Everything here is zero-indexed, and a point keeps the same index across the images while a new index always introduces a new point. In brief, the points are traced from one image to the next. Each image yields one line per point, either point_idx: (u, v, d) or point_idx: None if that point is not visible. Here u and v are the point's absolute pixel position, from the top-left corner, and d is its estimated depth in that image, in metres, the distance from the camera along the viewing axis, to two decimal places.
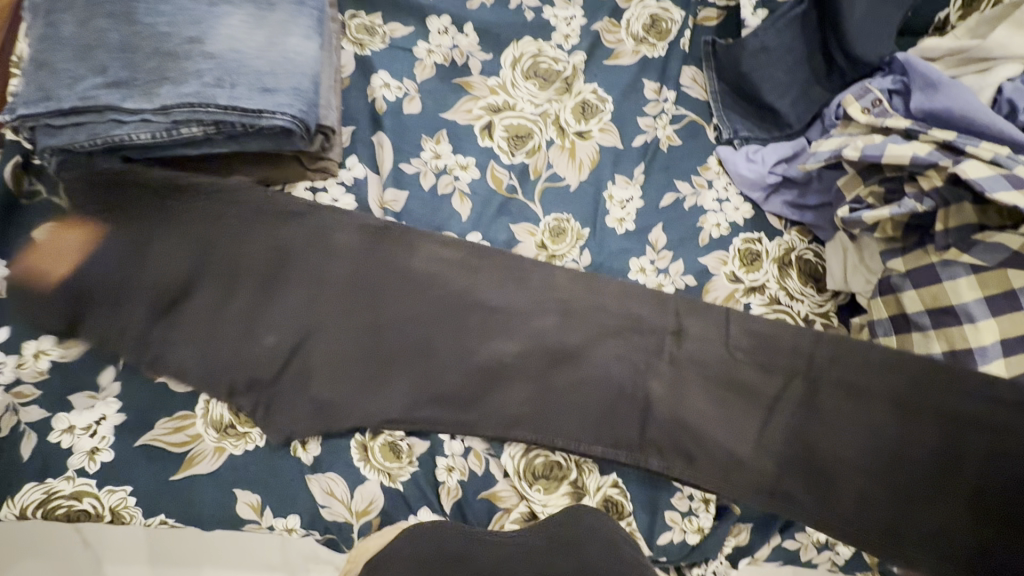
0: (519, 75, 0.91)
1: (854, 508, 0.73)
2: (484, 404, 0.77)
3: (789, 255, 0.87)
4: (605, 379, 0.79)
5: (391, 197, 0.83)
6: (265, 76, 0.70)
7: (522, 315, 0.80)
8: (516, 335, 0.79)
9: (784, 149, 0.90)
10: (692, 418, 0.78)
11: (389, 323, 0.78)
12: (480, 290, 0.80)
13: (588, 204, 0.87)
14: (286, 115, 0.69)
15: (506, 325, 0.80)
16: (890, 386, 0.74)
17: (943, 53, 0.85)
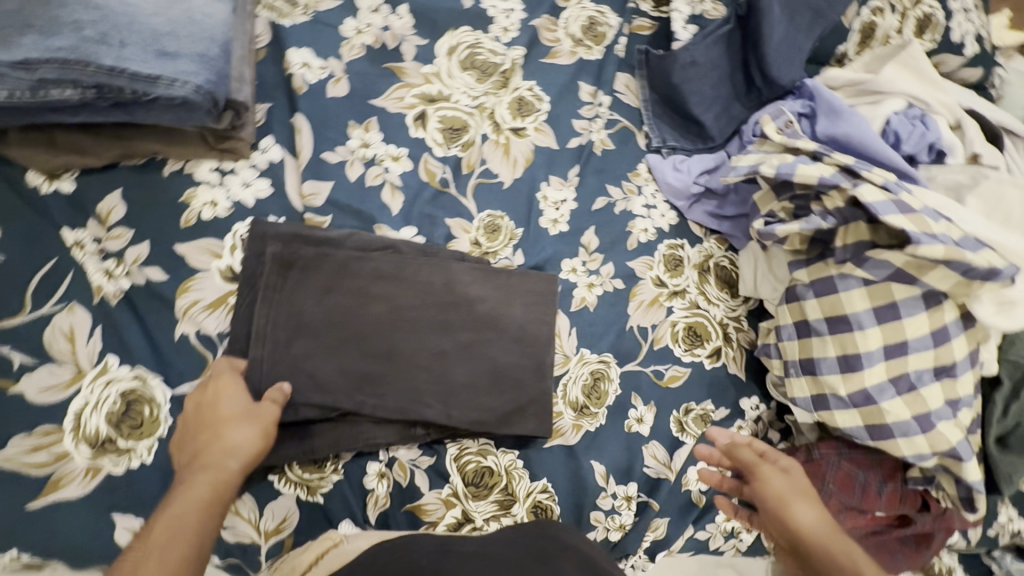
0: (455, 65, 0.87)
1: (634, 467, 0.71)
2: (375, 391, 0.68)
3: (707, 261, 0.96)
4: (536, 369, 0.75)
5: (311, 189, 0.75)
6: (163, 38, 0.60)
7: (426, 274, 0.73)
8: (414, 313, 0.71)
9: (707, 161, 0.95)
10: (531, 375, 0.75)
11: (279, 303, 0.67)
12: (375, 268, 0.71)
13: (522, 203, 0.86)
14: (188, 85, 0.60)
15: (408, 291, 0.72)
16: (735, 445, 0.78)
17: (843, 83, 0.94)
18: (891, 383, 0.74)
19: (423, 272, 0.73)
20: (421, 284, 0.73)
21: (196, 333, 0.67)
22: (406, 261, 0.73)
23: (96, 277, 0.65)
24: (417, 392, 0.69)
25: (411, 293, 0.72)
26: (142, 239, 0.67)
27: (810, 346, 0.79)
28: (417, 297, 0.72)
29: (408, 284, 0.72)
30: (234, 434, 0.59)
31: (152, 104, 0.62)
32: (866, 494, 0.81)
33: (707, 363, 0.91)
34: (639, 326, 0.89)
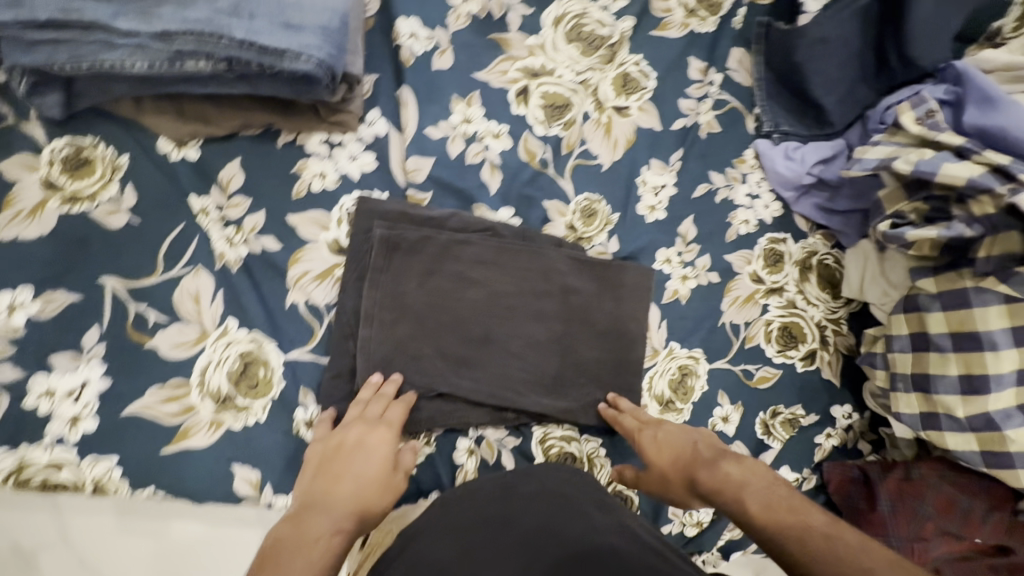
0: (560, 36, 0.83)
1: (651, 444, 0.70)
2: (470, 374, 0.71)
3: (810, 259, 0.90)
4: (617, 362, 0.76)
5: (414, 165, 0.75)
6: (289, 9, 0.59)
7: (525, 262, 0.74)
8: (511, 301, 0.73)
9: (824, 149, 0.88)
10: (620, 371, 0.76)
11: (384, 284, 0.69)
12: (474, 256, 0.72)
13: (620, 187, 0.83)
14: (312, 59, 0.60)
15: (505, 279, 0.73)
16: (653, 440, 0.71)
17: (997, 67, 0.83)
18: (1019, 410, 0.68)
19: (521, 260, 0.74)
20: (518, 273, 0.73)
21: (305, 302, 0.70)
22: (505, 248, 0.73)
23: (219, 244, 0.68)
24: (509, 377, 0.72)
25: (508, 282, 0.73)
26: (259, 208, 0.70)
27: (926, 361, 0.74)
28: (513, 285, 0.73)
29: (506, 272, 0.73)
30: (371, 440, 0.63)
31: (273, 75, 0.63)
32: (969, 520, 0.76)
33: (799, 366, 0.87)
34: (732, 323, 0.85)
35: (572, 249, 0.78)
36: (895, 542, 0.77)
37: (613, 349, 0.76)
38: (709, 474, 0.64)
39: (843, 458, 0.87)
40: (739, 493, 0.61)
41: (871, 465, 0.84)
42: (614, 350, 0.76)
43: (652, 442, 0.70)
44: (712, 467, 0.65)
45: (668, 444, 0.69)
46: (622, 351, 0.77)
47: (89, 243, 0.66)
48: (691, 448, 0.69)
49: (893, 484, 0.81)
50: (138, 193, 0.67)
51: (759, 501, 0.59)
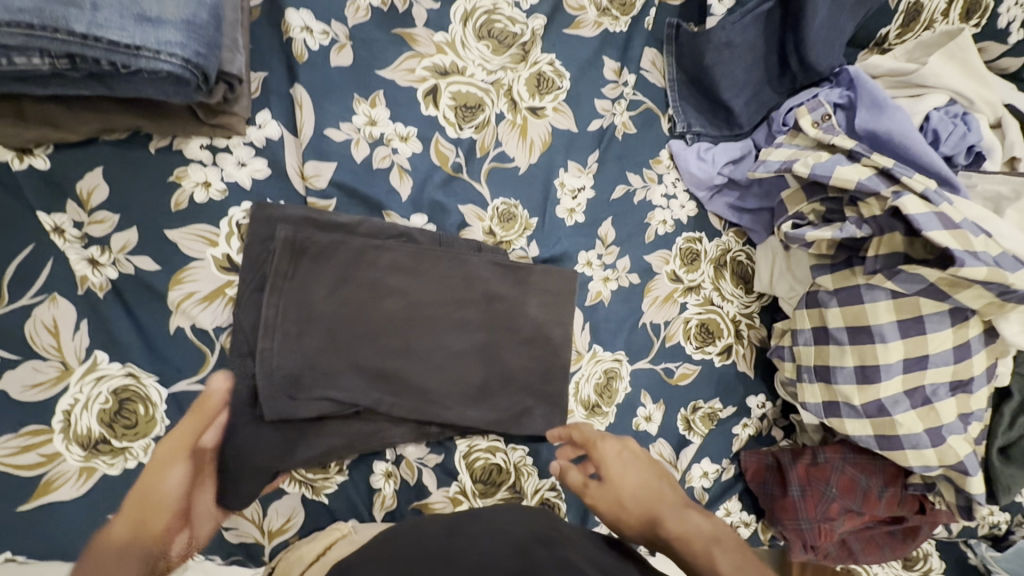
0: (470, 33, 0.79)
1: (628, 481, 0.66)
2: (389, 389, 0.66)
3: (724, 256, 0.93)
4: (543, 370, 0.74)
5: (313, 170, 0.69)
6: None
7: (445, 268, 0.70)
8: (433, 309, 0.69)
9: (733, 150, 0.90)
10: (549, 376, 0.74)
11: (289, 293, 0.63)
12: (389, 263, 0.67)
13: (538, 191, 0.81)
14: (176, 58, 0.52)
15: (426, 287, 0.69)
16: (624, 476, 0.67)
17: (884, 72, 0.88)
18: (906, 396, 0.73)
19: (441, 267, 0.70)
20: (438, 279, 0.69)
21: (191, 327, 0.63)
22: (423, 253, 0.69)
23: (79, 266, 0.60)
24: (431, 393, 0.68)
25: (429, 289, 0.69)
26: (131, 224, 0.61)
27: (827, 353, 0.78)
28: (434, 292, 0.69)
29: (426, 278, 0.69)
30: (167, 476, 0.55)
31: (132, 74, 0.54)
32: (867, 499, 0.82)
33: (717, 361, 0.90)
34: (652, 322, 0.87)
35: (494, 251, 0.75)
36: (804, 525, 0.82)
37: (540, 354, 0.74)
38: (678, 525, 0.62)
39: (758, 446, 0.91)
40: (709, 552, 0.58)
41: (783, 453, 0.87)
42: (543, 355, 0.74)
43: (609, 456, 0.67)
44: (681, 517, 0.63)
45: (634, 472, 0.67)
46: (549, 355, 0.75)
47: None
48: (657, 485, 0.67)
49: (802, 471, 0.83)
50: None
51: (730, 563, 0.57)
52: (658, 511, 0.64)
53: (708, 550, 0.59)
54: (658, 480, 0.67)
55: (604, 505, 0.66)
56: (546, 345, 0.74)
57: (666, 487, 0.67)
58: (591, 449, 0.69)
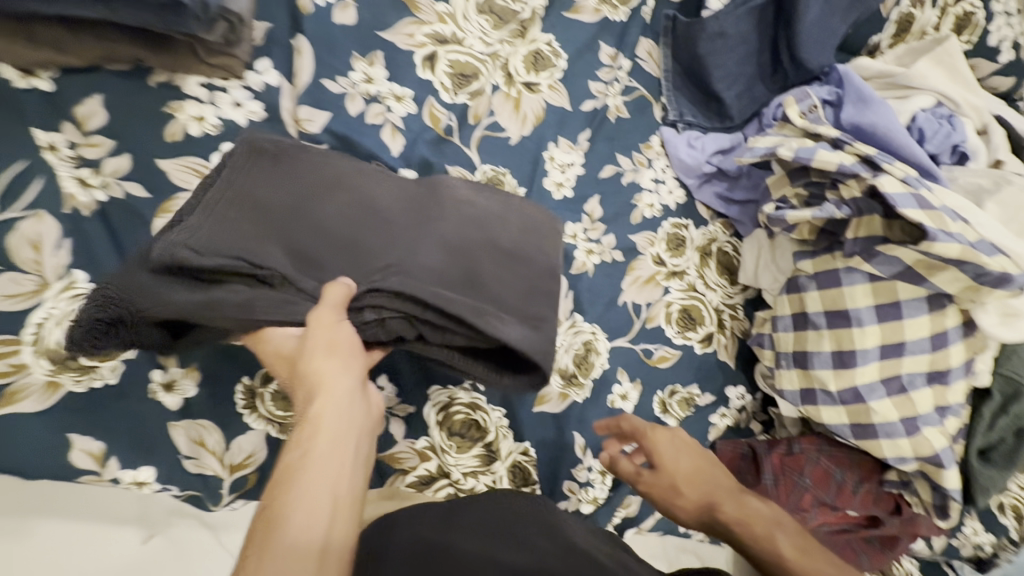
0: (472, 7, 0.82)
1: (681, 465, 0.71)
2: (329, 272, 0.60)
3: (710, 245, 0.94)
4: (525, 288, 0.65)
5: (307, 115, 0.71)
6: None
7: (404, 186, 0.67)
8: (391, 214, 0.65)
9: (722, 140, 0.93)
10: (517, 289, 0.65)
11: (233, 181, 0.63)
12: (348, 166, 0.67)
13: (527, 163, 0.83)
14: None
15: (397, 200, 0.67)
16: (679, 464, 0.72)
17: (873, 73, 0.91)
18: (882, 383, 0.73)
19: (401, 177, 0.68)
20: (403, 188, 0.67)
21: None
22: (385, 171, 0.70)
23: (68, 185, 0.61)
24: (380, 278, 0.60)
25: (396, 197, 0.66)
26: (125, 151, 0.63)
27: (805, 338, 0.77)
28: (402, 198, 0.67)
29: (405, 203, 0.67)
30: (321, 364, 0.53)
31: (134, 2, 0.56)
32: (842, 492, 0.81)
33: (698, 348, 0.90)
34: (633, 302, 0.87)
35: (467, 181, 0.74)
36: None
37: (513, 269, 0.66)
38: (734, 507, 0.69)
39: (736, 437, 0.90)
40: (773, 535, 0.65)
41: (758, 442, 0.85)
42: (517, 271, 0.66)
43: (660, 443, 0.72)
44: (739, 503, 0.69)
45: (686, 458, 0.72)
46: (521, 272, 0.67)
47: None
48: (709, 470, 0.72)
49: (777, 460, 0.82)
50: None
51: (791, 542, 0.64)
52: (713, 496, 0.70)
53: (770, 534, 0.66)
54: (707, 464, 0.73)
55: (659, 489, 0.71)
56: (520, 259, 0.67)
57: (715, 472, 0.73)
58: (640, 438, 0.73)
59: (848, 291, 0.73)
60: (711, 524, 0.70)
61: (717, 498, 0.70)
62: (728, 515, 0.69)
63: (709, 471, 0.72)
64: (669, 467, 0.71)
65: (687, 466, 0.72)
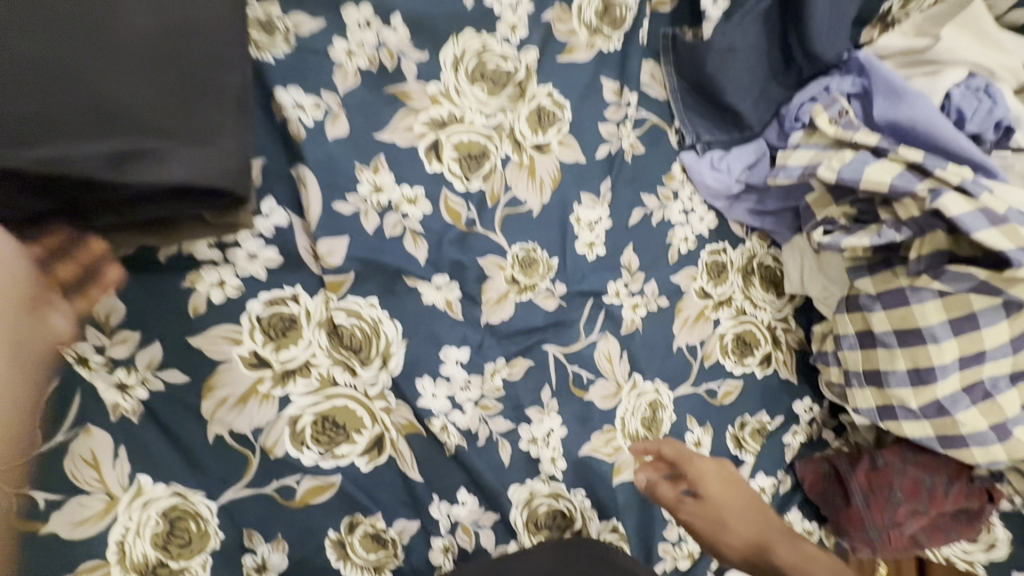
0: (463, 79, 0.76)
1: (720, 489, 0.76)
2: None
3: (751, 263, 0.91)
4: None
5: (327, 248, 0.66)
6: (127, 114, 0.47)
7: (169, 77, 0.49)
8: (110, 59, 0.47)
9: (747, 155, 0.87)
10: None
11: None
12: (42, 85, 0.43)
13: (554, 231, 0.79)
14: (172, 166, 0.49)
15: (159, 39, 0.49)
16: (729, 497, 0.76)
17: (894, 51, 0.85)
18: (965, 393, 0.71)
19: (146, 84, 0.48)
20: (157, 98, 0.49)
21: (230, 433, 0.61)
22: None
23: (109, 394, 0.58)
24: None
25: (159, 24, 0.49)
26: (154, 339, 0.60)
27: (876, 357, 0.75)
28: (166, 23, 0.50)
29: (182, 111, 0.50)
30: None
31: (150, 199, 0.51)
32: (935, 499, 0.79)
33: (757, 372, 0.88)
34: (687, 344, 0.85)
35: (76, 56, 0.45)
36: (873, 533, 0.80)
37: None
38: (786, 553, 0.74)
39: (811, 452, 0.89)
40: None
41: (839, 459, 0.85)
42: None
43: (704, 474, 0.75)
44: (790, 544, 0.75)
45: (733, 492, 0.77)
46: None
47: None
48: (756, 506, 0.77)
49: (864, 478, 0.81)
50: None
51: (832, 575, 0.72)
52: (760, 534, 0.76)
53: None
54: (749, 517, 0.76)
55: (702, 522, 0.75)
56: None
57: (764, 522, 0.77)
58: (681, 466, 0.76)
59: (917, 310, 0.69)
60: (756, 561, 0.75)
61: (767, 533, 0.76)
62: (781, 560, 0.74)
63: (749, 498, 0.78)
64: (706, 495, 0.75)
65: (734, 497, 0.77)
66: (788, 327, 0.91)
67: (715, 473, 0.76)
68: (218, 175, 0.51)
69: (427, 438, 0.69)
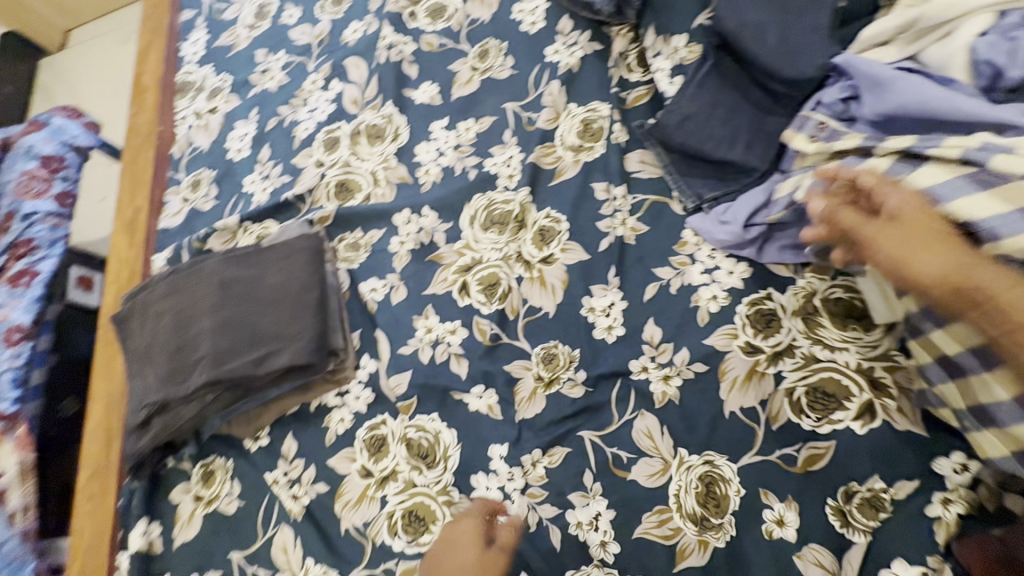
0: (478, 229, 0.99)
1: (896, 202, 0.60)
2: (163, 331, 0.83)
3: (811, 302, 0.80)
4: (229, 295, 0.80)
5: (395, 381, 0.93)
6: (258, 336, 0.85)
7: (278, 308, 0.87)
8: (256, 306, 0.87)
9: (757, 196, 0.83)
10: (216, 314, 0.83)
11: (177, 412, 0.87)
12: (222, 330, 0.86)
13: (570, 325, 0.89)
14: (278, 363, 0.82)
15: (282, 288, 0.88)
16: (915, 203, 0.60)
17: (892, 31, 0.73)
18: None
19: (268, 315, 0.86)
20: (277, 322, 0.85)
21: (352, 526, 0.88)
22: (173, 335, 0.88)
23: (289, 502, 0.92)
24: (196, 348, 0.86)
25: (283, 281, 0.88)
26: (310, 463, 0.93)
27: (971, 387, 0.62)
28: (286, 279, 0.89)
29: (287, 322, 0.85)
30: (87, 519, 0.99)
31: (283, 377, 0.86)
32: None
33: (857, 429, 0.73)
34: (742, 408, 0.78)
35: (237, 308, 0.87)
36: None
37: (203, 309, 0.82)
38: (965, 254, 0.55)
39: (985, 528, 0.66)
40: None
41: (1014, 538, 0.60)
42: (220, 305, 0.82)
43: (903, 204, 0.60)
44: (978, 258, 0.55)
45: (909, 203, 0.60)
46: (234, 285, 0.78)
47: (220, 532, 0.94)
48: (932, 213, 0.59)
49: None
50: (242, 484, 0.95)
51: None
52: (930, 225, 0.58)
53: None
54: (947, 250, 0.56)
55: (887, 256, 0.59)
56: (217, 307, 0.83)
57: (965, 253, 0.56)
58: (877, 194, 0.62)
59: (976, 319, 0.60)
60: (958, 286, 0.55)
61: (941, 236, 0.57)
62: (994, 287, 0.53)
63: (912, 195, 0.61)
64: (891, 210, 0.60)
65: (902, 201, 0.60)
66: (892, 366, 0.75)
67: (892, 187, 0.62)
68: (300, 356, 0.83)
69: None
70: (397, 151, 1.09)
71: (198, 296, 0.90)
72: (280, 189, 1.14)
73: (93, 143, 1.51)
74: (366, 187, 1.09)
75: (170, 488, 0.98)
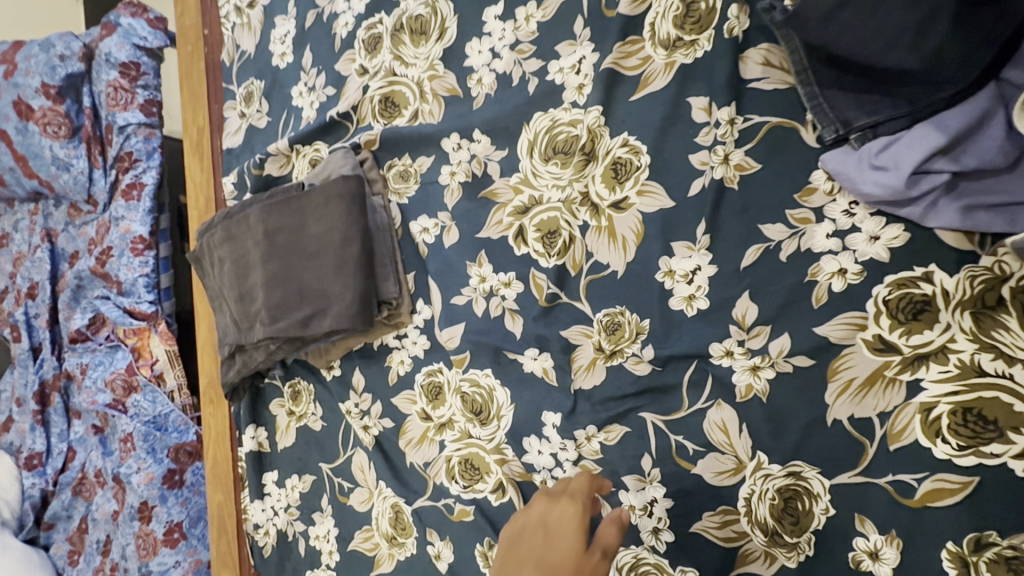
0: (538, 161, 0.81)
1: None
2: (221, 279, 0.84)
3: (995, 290, 0.56)
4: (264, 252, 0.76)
5: (448, 334, 0.89)
6: (307, 291, 0.83)
7: (323, 261, 0.82)
8: (304, 257, 0.83)
9: (940, 130, 0.55)
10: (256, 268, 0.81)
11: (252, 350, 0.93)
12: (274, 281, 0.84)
13: (640, 290, 0.74)
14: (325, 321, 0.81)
15: (327, 239, 0.82)
16: None
17: None
18: None
19: (314, 268, 0.82)
20: (324, 277, 0.82)
21: (416, 462, 0.93)
22: (237, 279, 0.90)
23: (361, 431, 0.99)
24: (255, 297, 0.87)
25: (326, 231, 0.82)
26: (376, 399, 0.97)
27: None
28: (329, 229, 0.82)
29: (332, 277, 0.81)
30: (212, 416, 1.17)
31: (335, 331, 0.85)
32: None
33: (1018, 470, 0.55)
34: (852, 419, 0.62)
35: (286, 258, 0.85)
36: None
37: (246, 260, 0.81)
38: None
39: None
40: None
41: None
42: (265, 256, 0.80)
43: None
44: None
45: None
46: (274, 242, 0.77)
47: (310, 445, 1.06)
48: None
49: None
50: (323, 409, 1.04)
51: None
52: None
53: None
54: None
55: None
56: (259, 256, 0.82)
57: None
58: None
59: None
60: None
61: None
62: None
63: None
64: None
65: None
66: None
67: None
68: (344, 318, 0.80)
69: (536, 487, 0.81)
70: (445, 54, 0.89)
71: (251, 243, 0.88)
72: (326, 104, 1.02)
73: (163, 43, 1.39)
74: (412, 102, 0.92)
75: (269, 403, 1.11)
